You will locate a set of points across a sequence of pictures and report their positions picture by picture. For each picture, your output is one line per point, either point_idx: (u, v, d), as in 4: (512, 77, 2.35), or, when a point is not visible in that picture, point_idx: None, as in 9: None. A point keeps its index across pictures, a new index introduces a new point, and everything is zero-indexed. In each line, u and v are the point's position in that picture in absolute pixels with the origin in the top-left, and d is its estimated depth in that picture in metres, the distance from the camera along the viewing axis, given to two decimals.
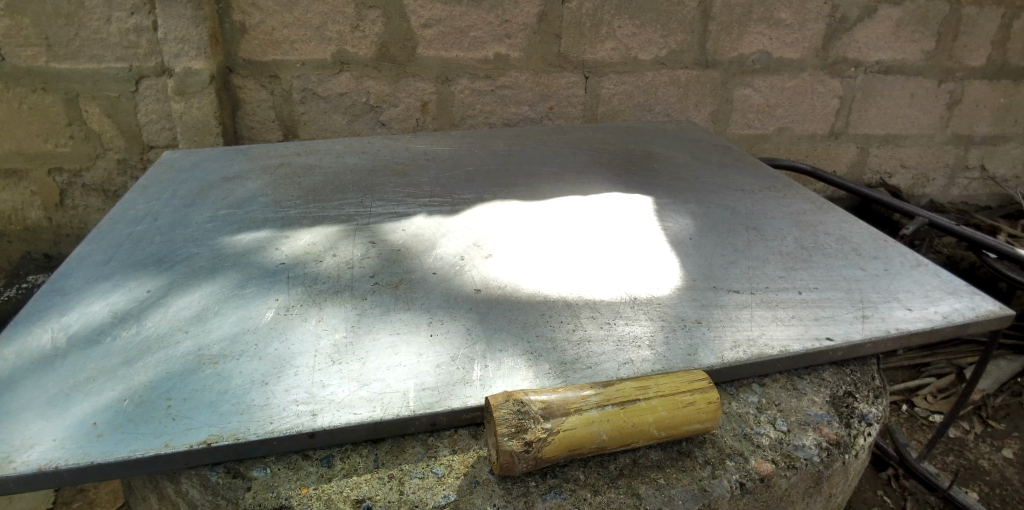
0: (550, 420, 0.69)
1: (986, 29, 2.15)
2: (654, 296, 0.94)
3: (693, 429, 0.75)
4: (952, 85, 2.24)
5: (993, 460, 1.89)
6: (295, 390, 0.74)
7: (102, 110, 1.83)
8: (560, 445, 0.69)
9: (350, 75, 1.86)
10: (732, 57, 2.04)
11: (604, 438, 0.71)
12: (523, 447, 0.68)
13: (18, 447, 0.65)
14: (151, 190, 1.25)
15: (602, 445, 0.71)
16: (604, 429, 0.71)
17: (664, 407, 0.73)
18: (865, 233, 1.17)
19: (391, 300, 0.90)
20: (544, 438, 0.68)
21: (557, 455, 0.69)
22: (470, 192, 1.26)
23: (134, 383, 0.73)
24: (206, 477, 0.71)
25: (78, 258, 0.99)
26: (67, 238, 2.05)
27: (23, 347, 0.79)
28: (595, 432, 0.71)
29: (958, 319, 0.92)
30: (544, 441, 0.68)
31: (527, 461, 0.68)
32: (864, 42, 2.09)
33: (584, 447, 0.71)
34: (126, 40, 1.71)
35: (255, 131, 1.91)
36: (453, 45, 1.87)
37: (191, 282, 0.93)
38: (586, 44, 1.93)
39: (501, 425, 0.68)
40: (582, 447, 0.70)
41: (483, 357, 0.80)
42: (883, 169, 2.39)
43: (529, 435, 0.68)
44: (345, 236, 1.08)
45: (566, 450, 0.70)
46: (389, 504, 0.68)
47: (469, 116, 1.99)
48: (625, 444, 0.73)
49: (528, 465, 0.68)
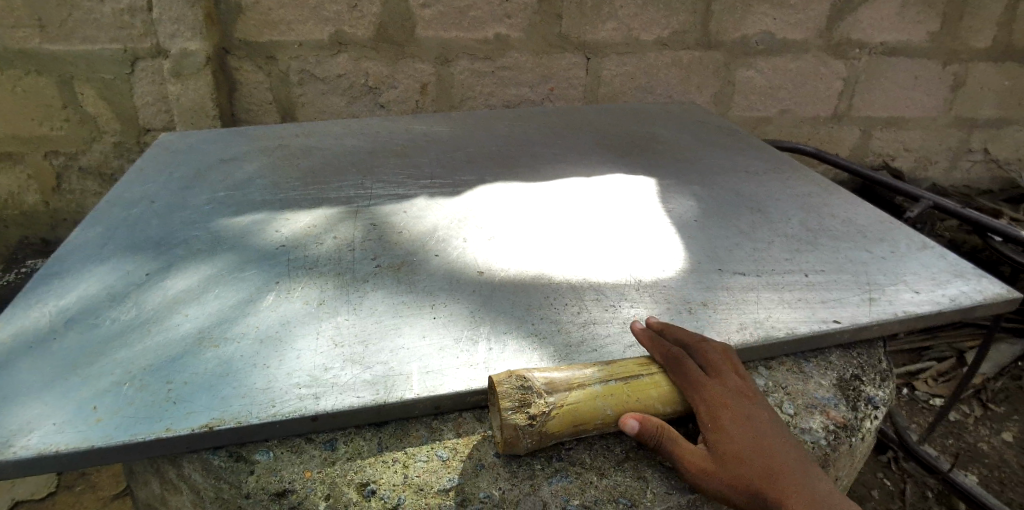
0: (554, 394, 0.69)
1: (992, 9, 2.11)
2: (659, 279, 0.93)
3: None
4: (957, 67, 2.21)
5: (992, 442, 1.90)
6: (297, 373, 0.73)
7: (97, 92, 1.80)
8: (565, 419, 0.68)
9: (348, 56, 1.83)
10: (736, 38, 2.01)
11: (609, 414, 0.70)
12: (527, 421, 0.67)
13: (16, 432, 0.64)
14: (146, 172, 1.23)
15: (607, 423, 0.71)
16: (609, 405, 0.70)
17: (667, 383, 0.73)
18: (871, 216, 1.16)
19: (393, 282, 0.89)
20: (548, 412, 0.68)
21: (560, 429, 0.68)
22: (471, 174, 1.25)
23: (134, 367, 0.72)
24: (208, 461, 0.70)
25: (74, 241, 0.97)
26: (65, 222, 2.04)
27: (18, 329, 0.78)
28: (600, 407, 0.70)
29: (965, 302, 0.91)
30: (548, 416, 0.68)
31: (530, 436, 0.68)
32: (869, 23, 2.06)
33: (590, 424, 0.70)
34: (118, 20, 1.68)
35: (253, 113, 1.89)
36: (452, 25, 1.84)
37: (189, 264, 0.92)
38: (589, 24, 1.90)
39: (505, 398, 0.67)
40: (587, 420, 0.70)
41: (488, 339, 0.79)
42: (886, 151, 2.37)
43: (533, 409, 0.67)
44: (345, 218, 1.06)
45: (568, 424, 0.69)
46: (394, 488, 0.68)
47: (469, 98, 1.96)
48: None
49: (532, 438, 0.68)
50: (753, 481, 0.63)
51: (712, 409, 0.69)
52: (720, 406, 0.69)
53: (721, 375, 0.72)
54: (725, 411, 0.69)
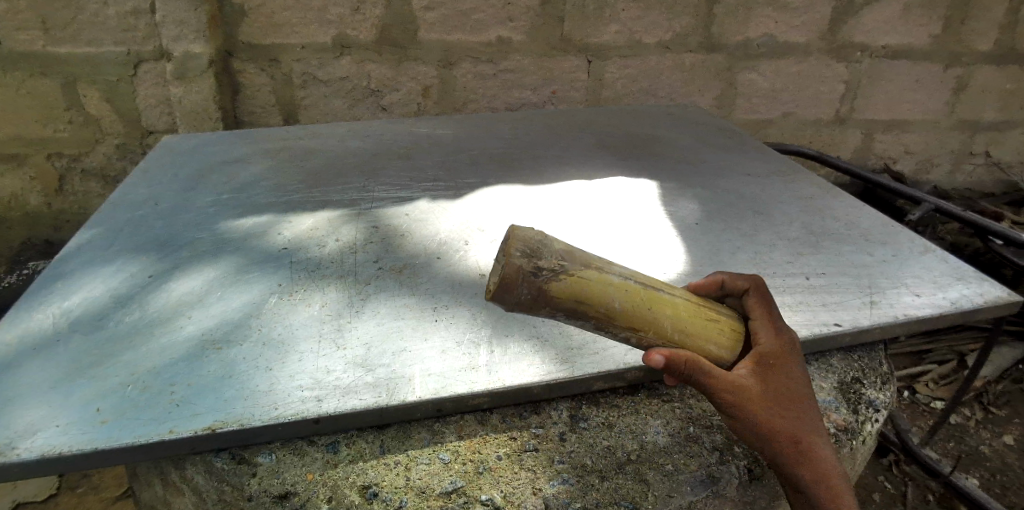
0: (568, 262, 0.60)
1: (995, 12, 2.11)
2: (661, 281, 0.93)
3: (704, 350, 0.69)
4: (959, 70, 2.21)
5: (994, 446, 1.90)
6: (300, 376, 0.73)
7: (100, 94, 1.81)
8: (571, 289, 0.59)
9: (351, 59, 1.84)
10: (738, 41, 2.01)
11: (614, 306, 0.62)
12: (532, 272, 0.57)
13: (20, 434, 0.64)
14: (150, 174, 1.23)
15: (607, 314, 0.62)
16: (620, 298, 0.62)
17: (686, 311, 0.68)
18: (872, 219, 1.16)
19: (396, 285, 0.90)
20: (557, 273, 0.58)
21: (565, 298, 0.59)
22: (474, 176, 1.25)
23: (138, 369, 0.73)
24: (212, 462, 0.71)
25: (78, 243, 0.98)
26: (68, 223, 2.04)
27: (24, 331, 0.78)
28: (610, 294, 0.62)
29: (966, 306, 0.91)
30: (554, 278, 0.58)
31: (534, 291, 0.58)
32: (871, 25, 2.06)
33: (593, 307, 0.61)
34: (123, 23, 1.69)
35: (256, 116, 1.90)
36: (454, 27, 1.84)
37: (193, 266, 0.92)
38: (591, 27, 1.90)
39: (518, 242, 0.58)
40: (593, 307, 0.61)
41: (490, 342, 0.79)
42: (888, 154, 2.37)
43: (542, 263, 0.58)
44: (348, 220, 1.07)
45: (576, 297, 0.60)
46: (396, 490, 0.69)
47: (471, 101, 1.97)
48: (631, 324, 0.64)
49: (535, 295, 0.58)
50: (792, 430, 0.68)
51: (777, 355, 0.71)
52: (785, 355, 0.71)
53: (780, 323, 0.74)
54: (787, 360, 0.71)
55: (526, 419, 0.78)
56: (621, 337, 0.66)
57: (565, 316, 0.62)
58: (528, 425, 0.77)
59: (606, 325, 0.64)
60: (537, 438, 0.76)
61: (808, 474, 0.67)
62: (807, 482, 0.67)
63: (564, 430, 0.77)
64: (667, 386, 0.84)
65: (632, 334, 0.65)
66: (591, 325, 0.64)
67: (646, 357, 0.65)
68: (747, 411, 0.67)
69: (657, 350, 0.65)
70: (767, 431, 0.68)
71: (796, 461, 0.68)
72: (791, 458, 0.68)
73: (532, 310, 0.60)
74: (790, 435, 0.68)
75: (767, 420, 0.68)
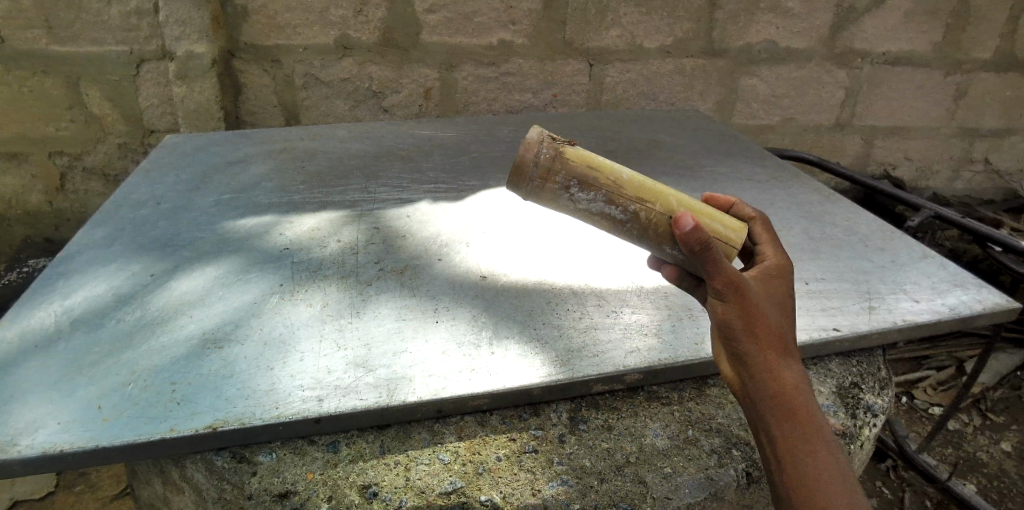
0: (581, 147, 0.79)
1: (995, 20, 2.12)
2: (661, 286, 0.94)
3: (708, 223, 0.77)
4: (959, 77, 2.22)
5: (992, 452, 1.90)
6: (301, 376, 0.73)
7: (103, 93, 1.81)
8: (582, 158, 0.76)
9: (353, 61, 1.85)
10: (739, 46, 2.02)
11: (621, 177, 0.77)
12: (550, 141, 0.77)
13: (22, 432, 0.65)
14: (152, 173, 1.24)
15: (616, 183, 0.76)
16: (626, 173, 0.78)
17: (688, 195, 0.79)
18: (872, 224, 1.17)
19: (397, 286, 0.90)
20: (570, 146, 0.78)
21: (577, 160, 0.76)
22: (475, 178, 1.26)
23: (139, 368, 0.73)
24: (212, 461, 0.71)
25: (80, 241, 0.98)
26: (69, 222, 2.05)
27: (26, 329, 0.78)
28: (616, 170, 0.78)
29: (965, 312, 0.92)
30: (568, 148, 0.77)
31: (551, 154, 0.76)
32: (871, 32, 2.07)
33: (603, 176, 0.76)
34: (126, 23, 1.69)
35: (258, 116, 1.90)
36: (456, 30, 1.85)
37: (194, 266, 0.93)
38: (592, 31, 1.91)
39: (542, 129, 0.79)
40: (600, 176, 0.76)
41: (490, 344, 0.80)
42: (888, 160, 2.38)
43: (559, 139, 0.78)
44: (349, 221, 1.07)
45: (586, 164, 0.76)
46: (396, 490, 0.69)
47: (473, 103, 1.98)
48: (638, 195, 0.76)
49: (552, 158, 0.75)
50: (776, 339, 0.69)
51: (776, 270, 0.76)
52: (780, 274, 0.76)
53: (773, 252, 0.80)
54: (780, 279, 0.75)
55: (525, 421, 0.78)
56: (632, 215, 0.76)
57: (578, 190, 0.76)
58: (527, 427, 0.77)
59: (615, 199, 0.76)
60: (536, 439, 0.76)
61: (788, 376, 0.67)
62: (787, 385, 0.67)
63: (564, 432, 0.77)
64: (665, 390, 0.84)
65: (640, 206, 0.76)
66: (602, 201, 0.76)
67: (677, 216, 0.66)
68: (746, 300, 0.67)
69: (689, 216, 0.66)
70: (757, 326, 0.67)
71: (778, 361, 0.68)
72: (776, 360, 0.68)
73: (548, 180, 0.75)
74: (775, 333, 0.68)
75: (761, 314, 0.67)
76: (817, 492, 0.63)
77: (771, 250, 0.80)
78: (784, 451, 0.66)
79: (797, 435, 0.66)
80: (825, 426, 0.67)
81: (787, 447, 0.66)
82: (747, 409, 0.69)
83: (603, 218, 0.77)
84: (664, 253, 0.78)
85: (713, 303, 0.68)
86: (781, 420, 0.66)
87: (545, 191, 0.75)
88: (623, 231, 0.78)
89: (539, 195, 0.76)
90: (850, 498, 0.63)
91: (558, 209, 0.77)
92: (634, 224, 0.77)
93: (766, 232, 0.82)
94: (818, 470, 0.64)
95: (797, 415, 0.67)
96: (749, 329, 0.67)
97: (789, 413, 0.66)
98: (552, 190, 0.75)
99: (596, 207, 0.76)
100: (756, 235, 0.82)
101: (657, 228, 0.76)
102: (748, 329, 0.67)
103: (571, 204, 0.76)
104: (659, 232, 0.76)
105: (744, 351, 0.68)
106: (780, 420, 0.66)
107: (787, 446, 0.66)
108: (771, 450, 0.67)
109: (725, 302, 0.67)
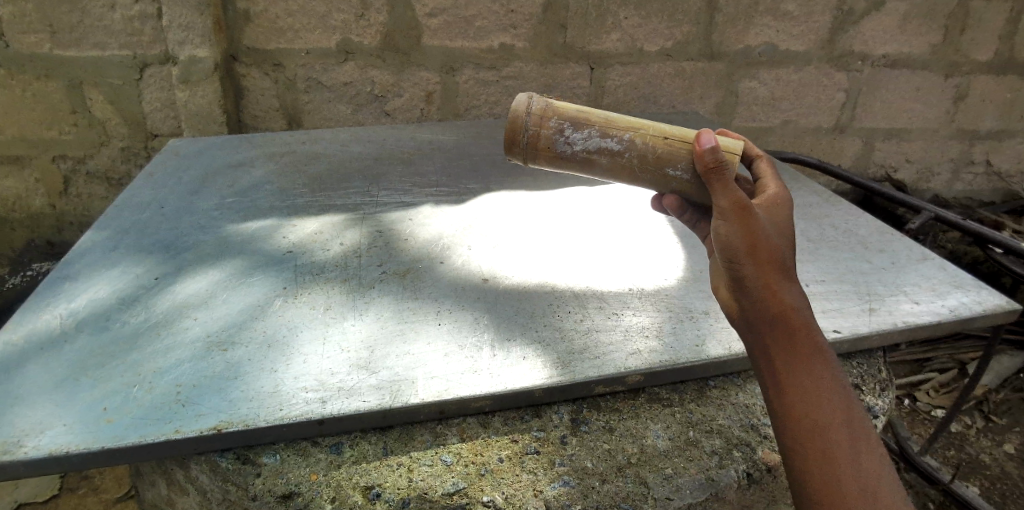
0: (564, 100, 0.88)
1: (994, 23, 2.12)
2: (661, 288, 0.94)
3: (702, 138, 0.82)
4: (959, 80, 2.22)
5: (994, 455, 1.90)
6: (305, 378, 0.74)
7: (105, 97, 1.82)
8: (568, 105, 0.85)
9: (354, 64, 1.85)
10: (738, 49, 2.03)
11: (609, 116, 0.85)
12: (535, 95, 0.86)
13: (27, 432, 0.65)
14: (156, 177, 1.25)
15: (607, 120, 0.84)
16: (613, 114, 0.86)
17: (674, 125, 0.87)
18: (871, 227, 1.17)
19: (399, 288, 0.91)
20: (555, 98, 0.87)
21: (564, 107, 0.84)
22: (476, 181, 1.26)
23: (144, 370, 0.74)
24: (216, 463, 0.71)
25: (84, 244, 0.99)
26: (71, 225, 2.05)
27: (31, 331, 0.79)
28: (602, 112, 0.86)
29: (964, 313, 0.92)
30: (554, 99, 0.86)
31: (541, 105, 0.84)
32: (871, 35, 2.08)
33: (592, 116, 0.84)
34: (129, 27, 1.70)
35: (260, 120, 1.91)
36: (457, 34, 1.85)
37: (198, 268, 0.93)
38: (593, 34, 1.91)
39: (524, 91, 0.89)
40: (590, 116, 0.84)
41: (492, 346, 0.80)
42: (888, 163, 2.38)
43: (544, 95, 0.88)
44: (351, 224, 1.08)
45: (575, 110, 0.85)
46: (399, 491, 0.70)
47: (473, 107, 1.98)
48: (629, 126, 0.84)
49: (542, 107, 0.84)
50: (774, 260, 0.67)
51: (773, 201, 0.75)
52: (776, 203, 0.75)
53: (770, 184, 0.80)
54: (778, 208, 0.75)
55: (526, 422, 0.78)
56: (627, 143, 0.83)
57: (572, 132, 0.83)
58: (528, 428, 0.78)
59: (609, 132, 0.83)
60: (537, 440, 0.76)
61: (790, 300, 0.67)
62: (788, 309, 0.66)
63: (565, 433, 0.77)
64: (666, 391, 0.85)
65: (634, 134, 0.83)
66: (597, 136, 0.83)
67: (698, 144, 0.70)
68: (749, 221, 0.66)
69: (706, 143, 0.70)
70: (758, 249, 0.66)
71: (779, 284, 0.66)
72: (777, 283, 0.66)
73: (543, 127, 0.83)
74: (776, 256, 0.67)
75: (764, 236, 0.67)
76: (815, 416, 0.64)
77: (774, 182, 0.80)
78: (784, 376, 0.66)
79: (797, 360, 0.66)
80: (824, 350, 0.67)
81: (786, 372, 0.66)
82: (745, 333, 0.69)
83: (601, 154, 0.84)
84: (667, 176, 0.82)
85: (716, 224, 0.68)
86: (781, 345, 0.66)
87: (541, 138, 0.83)
88: (623, 164, 0.84)
89: (536, 144, 0.84)
90: (846, 422, 0.64)
91: (557, 156, 0.84)
92: (632, 152, 0.83)
93: (769, 170, 0.82)
94: (816, 395, 0.65)
95: (796, 339, 0.66)
96: (751, 251, 0.66)
97: (789, 338, 0.66)
98: (548, 136, 0.83)
99: (592, 144, 0.83)
100: (760, 172, 0.82)
101: (654, 150, 0.82)
102: (751, 251, 0.66)
103: (568, 146, 0.83)
104: (657, 154, 0.82)
105: (744, 274, 0.67)
106: (780, 344, 0.66)
107: (786, 371, 0.66)
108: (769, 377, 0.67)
109: (728, 222, 0.67)
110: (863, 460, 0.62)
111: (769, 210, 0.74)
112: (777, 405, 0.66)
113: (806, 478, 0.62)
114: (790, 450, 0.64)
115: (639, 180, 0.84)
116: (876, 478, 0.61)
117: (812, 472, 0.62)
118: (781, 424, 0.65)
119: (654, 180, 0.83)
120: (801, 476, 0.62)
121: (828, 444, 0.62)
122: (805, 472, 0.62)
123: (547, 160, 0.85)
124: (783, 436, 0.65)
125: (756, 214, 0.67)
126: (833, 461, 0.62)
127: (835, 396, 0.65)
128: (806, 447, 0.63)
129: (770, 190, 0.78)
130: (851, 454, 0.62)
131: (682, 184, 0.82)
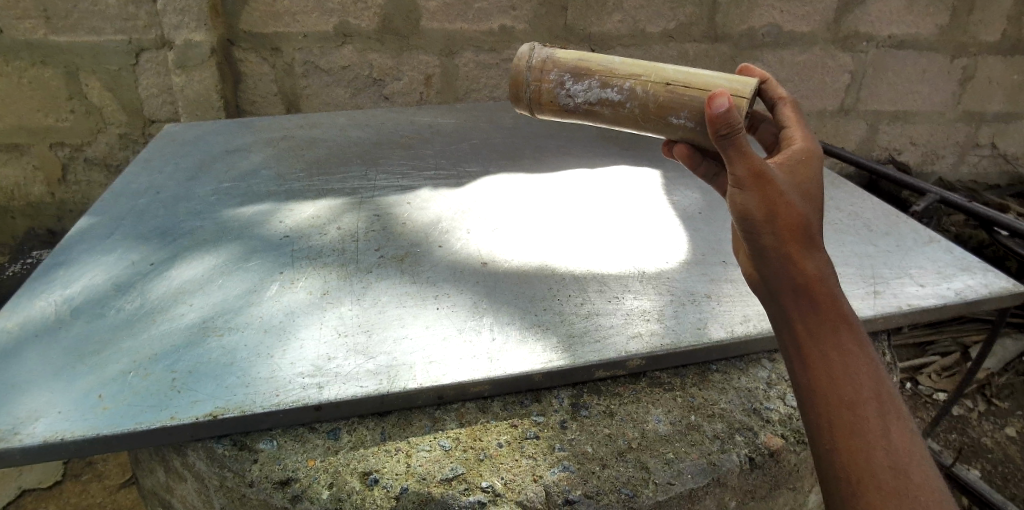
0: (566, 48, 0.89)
1: (1003, 3, 2.08)
2: (662, 270, 0.93)
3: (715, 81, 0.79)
4: (966, 61, 2.19)
5: (996, 438, 1.90)
6: (301, 363, 0.73)
7: (102, 83, 1.80)
8: (571, 53, 0.87)
9: (353, 48, 1.83)
10: (743, 31, 1.99)
11: (615, 61, 0.85)
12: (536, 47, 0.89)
13: (24, 420, 0.65)
14: (152, 162, 1.23)
15: (610, 67, 0.84)
16: (619, 58, 0.85)
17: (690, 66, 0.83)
18: (877, 209, 1.15)
19: (396, 272, 0.89)
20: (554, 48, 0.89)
21: (565, 58, 0.86)
22: (476, 164, 1.25)
23: (139, 356, 0.73)
24: (212, 449, 0.71)
25: (80, 232, 0.98)
26: (71, 213, 2.04)
27: (26, 318, 0.78)
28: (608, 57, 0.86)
29: (970, 296, 0.91)
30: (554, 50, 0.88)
31: (541, 59, 0.87)
32: (877, 16, 2.04)
33: (595, 63, 0.85)
34: (124, 12, 1.68)
35: (258, 105, 1.89)
36: (456, 16, 1.82)
37: (193, 254, 0.92)
38: (593, 16, 1.88)
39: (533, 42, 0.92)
40: (592, 65, 0.85)
41: (491, 329, 0.80)
42: (893, 145, 2.35)
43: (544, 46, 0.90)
44: (349, 208, 1.06)
45: (578, 59, 0.86)
46: (397, 476, 0.69)
47: (473, 90, 1.96)
48: (631, 73, 0.83)
49: (542, 61, 0.87)
50: (796, 226, 0.64)
51: (795, 159, 0.73)
52: (801, 161, 0.73)
53: (793, 137, 0.79)
54: (801, 168, 0.72)
55: (525, 407, 0.78)
56: (628, 92, 0.82)
57: (573, 84, 0.85)
58: (528, 413, 0.77)
59: (609, 82, 0.83)
60: (537, 426, 0.76)
61: (813, 269, 0.64)
62: (812, 279, 0.64)
63: (565, 418, 0.77)
64: (667, 376, 0.84)
65: (635, 82, 0.82)
66: (598, 87, 0.84)
67: (712, 95, 0.64)
68: (768, 186, 0.64)
69: (723, 97, 0.64)
70: (778, 214, 0.64)
71: (802, 254, 0.64)
72: (799, 252, 0.64)
73: (544, 81, 0.86)
74: (801, 221, 0.64)
75: (785, 201, 0.64)
76: (843, 390, 0.61)
77: (800, 135, 0.79)
78: (808, 348, 0.64)
79: (822, 332, 0.63)
80: (853, 320, 0.64)
81: (811, 342, 0.64)
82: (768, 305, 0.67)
83: (603, 104, 0.84)
84: (671, 124, 0.81)
85: (732, 193, 0.65)
86: (804, 316, 0.64)
87: (543, 93, 0.86)
88: (625, 114, 0.84)
89: (539, 99, 0.87)
90: (876, 397, 0.61)
91: (561, 108, 0.87)
92: (633, 101, 0.82)
93: (793, 116, 0.82)
94: (842, 369, 0.62)
95: (822, 309, 0.64)
96: (769, 218, 0.64)
97: (814, 309, 0.64)
98: (549, 90, 0.86)
99: (592, 96, 0.84)
100: (785, 119, 0.83)
101: (655, 98, 0.81)
102: (771, 217, 0.64)
103: (570, 98, 0.85)
104: (658, 103, 0.81)
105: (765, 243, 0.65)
106: (805, 315, 0.64)
107: (811, 341, 0.64)
108: (795, 352, 0.65)
109: (745, 191, 0.64)
110: (893, 436, 0.59)
111: (792, 169, 0.71)
112: (805, 382, 0.63)
113: (835, 457, 0.59)
114: (815, 426, 0.62)
115: (643, 129, 0.84)
116: (908, 456, 0.58)
117: (838, 448, 0.59)
118: (806, 396, 0.63)
119: (659, 128, 0.83)
120: (827, 451, 0.60)
121: (856, 420, 0.60)
122: (831, 447, 0.60)
123: (552, 112, 0.88)
124: (808, 409, 0.63)
125: (776, 177, 0.64)
126: (860, 436, 0.59)
127: (865, 368, 0.62)
128: (830, 421, 0.60)
129: (797, 143, 0.77)
130: (880, 430, 0.59)
131: (687, 132, 0.80)
